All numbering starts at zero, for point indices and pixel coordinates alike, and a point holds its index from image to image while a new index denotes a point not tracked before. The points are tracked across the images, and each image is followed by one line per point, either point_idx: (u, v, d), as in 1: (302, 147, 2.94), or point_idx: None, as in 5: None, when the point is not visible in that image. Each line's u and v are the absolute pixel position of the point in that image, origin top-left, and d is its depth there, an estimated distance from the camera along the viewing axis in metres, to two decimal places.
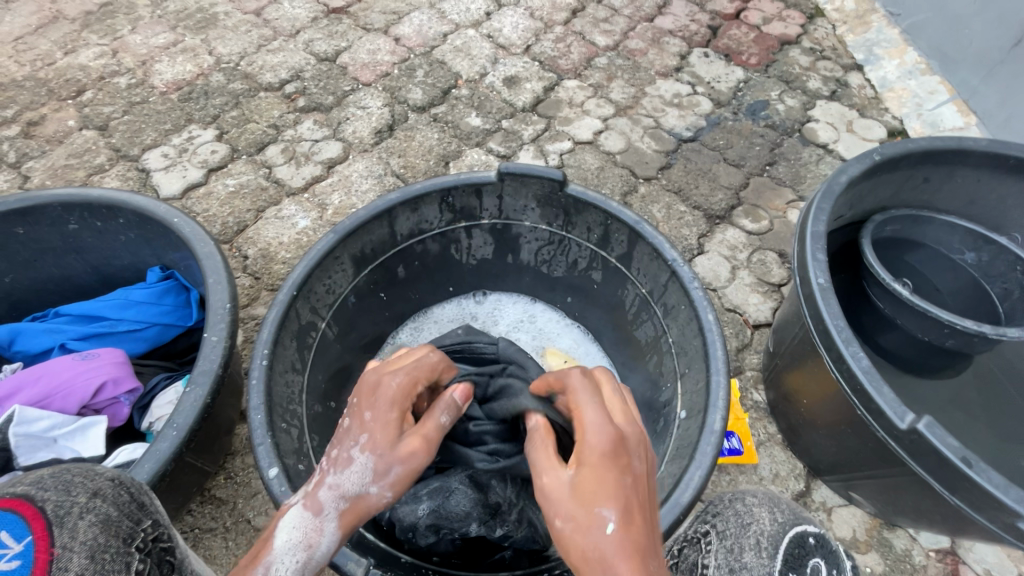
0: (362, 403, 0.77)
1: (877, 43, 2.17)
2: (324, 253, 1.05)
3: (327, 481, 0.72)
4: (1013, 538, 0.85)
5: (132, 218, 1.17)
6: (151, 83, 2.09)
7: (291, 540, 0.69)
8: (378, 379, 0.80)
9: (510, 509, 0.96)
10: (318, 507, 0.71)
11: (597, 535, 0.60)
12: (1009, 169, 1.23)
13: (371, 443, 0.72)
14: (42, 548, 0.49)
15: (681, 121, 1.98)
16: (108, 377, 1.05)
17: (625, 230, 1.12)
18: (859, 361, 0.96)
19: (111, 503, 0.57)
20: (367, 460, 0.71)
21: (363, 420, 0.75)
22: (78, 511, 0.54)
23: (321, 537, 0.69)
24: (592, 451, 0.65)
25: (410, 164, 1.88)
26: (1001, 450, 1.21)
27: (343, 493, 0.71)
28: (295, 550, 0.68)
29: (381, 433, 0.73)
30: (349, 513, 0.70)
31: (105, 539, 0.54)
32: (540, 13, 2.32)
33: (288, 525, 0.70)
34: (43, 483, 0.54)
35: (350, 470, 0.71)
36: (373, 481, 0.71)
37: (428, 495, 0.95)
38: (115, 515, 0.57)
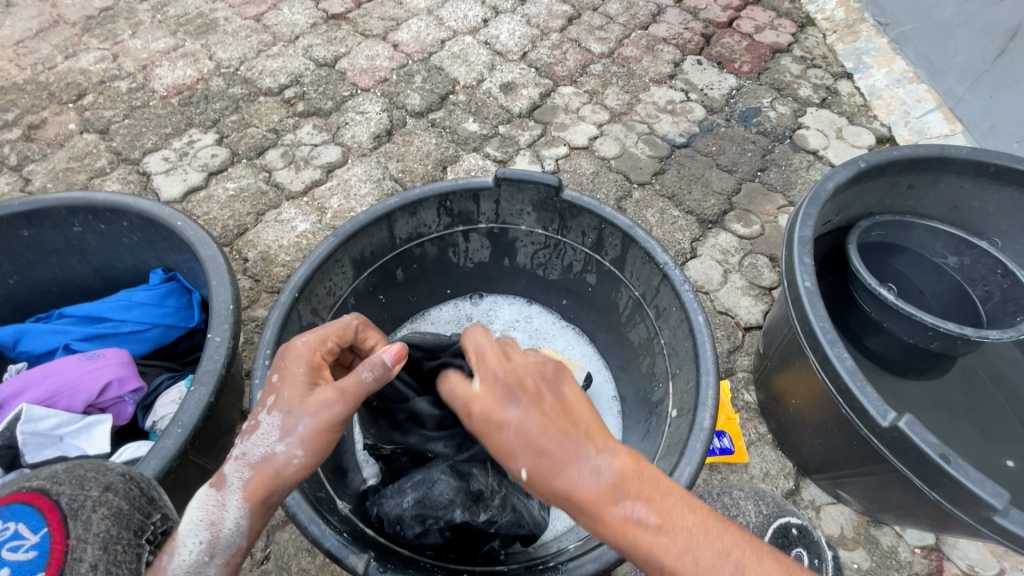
0: (272, 368, 0.81)
1: (867, 52, 2.21)
2: (325, 256, 1.08)
3: (233, 452, 0.73)
4: (990, 533, 0.89)
5: (135, 221, 1.19)
6: (152, 87, 2.11)
7: (192, 520, 0.68)
8: (288, 345, 0.85)
9: (493, 495, 0.97)
10: (223, 482, 0.71)
11: (528, 468, 0.70)
12: (989, 177, 1.27)
13: (278, 403, 0.75)
14: (59, 538, 0.53)
15: (675, 128, 2.02)
16: (113, 376, 1.07)
17: (618, 234, 1.15)
18: (843, 361, 1.00)
19: (122, 497, 0.61)
20: (275, 420, 0.74)
21: (271, 386, 0.79)
22: (90, 504, 0.58)
23: (224, 510, 0.68)
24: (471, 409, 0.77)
25: (408, 169, 1.91)
26: (983, 448, 1.25)
27: (250, 461, 0.72)
28: (198, 530, 0.67)
29: (288, 389, 0.76)
30: (256, 480, 0.70)
31: (116, 531, 0.58)
32: (536, 20, 2.36)
33: (193, 504, 0.70)
34: (58, 478, 0.58)
35: (257, 434, 0.73)
36: (280, 440, 0.72)
37: (412, 487, 0.98)
38: (125, 508, 0.61)
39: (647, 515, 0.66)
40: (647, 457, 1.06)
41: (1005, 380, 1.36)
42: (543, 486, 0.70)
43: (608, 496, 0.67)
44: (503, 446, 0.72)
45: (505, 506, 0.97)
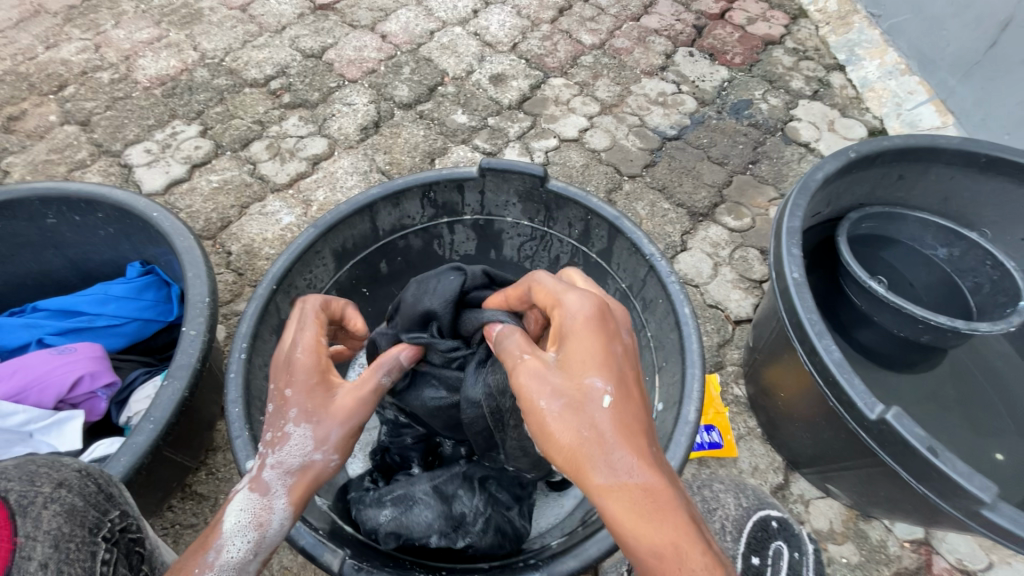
0: (279, 383, 0.80)
1: (859, 44, 2.20)
2: (304, 247, 1.05)
3: (268, 461, 0.74)
4: (979, 526, 0.87)
5: (111, 213, 1.16)
6: (134, 78, 2.07)
7: (239, 522, 0.69)
8: (291, 356, 0.82)
9: (475, 520, 0.94)
10: (264, 488, 0.72)
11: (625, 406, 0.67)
12: (980, 168, 1.26)
13: (304, 414, 0.76)
14: (6, 536, 0.49)
15: (666, 120, 2.00)
16: (86, 371, 1.04)
17: (605, 225, 1.13)
18: (831, 354, 0.98)
19: (76, 494, 0.58)
20: (306, 430, 0.75)
21: (286, 399, 0.78)
22: (41, 501, 0.53)
23: (272, 514, 0.70)
24: (576, 325, 0.73)
25: (396, 161, 1.88)
26: (972, 441, 1.24)
27: (289, 468, 0.73)
28: (245, 531, 0.68)
29: (309, 400, 0.77)
30: (298, 487, 0.72)
31: (69, 528, 0.54)
32: (527, 11, 2.33)
33: (235, 509, 0.70)
34: (8, 473, 0.54)
35: (290, 443, 0.74)
36: (315, 449, 0.74)
37: (392, 502, 0.94)
38: (80, 505, 0.57)
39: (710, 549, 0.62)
40: None
41: (995, 373, 1.35)
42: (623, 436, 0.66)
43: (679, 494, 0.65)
44: (604, 358, 0.71)
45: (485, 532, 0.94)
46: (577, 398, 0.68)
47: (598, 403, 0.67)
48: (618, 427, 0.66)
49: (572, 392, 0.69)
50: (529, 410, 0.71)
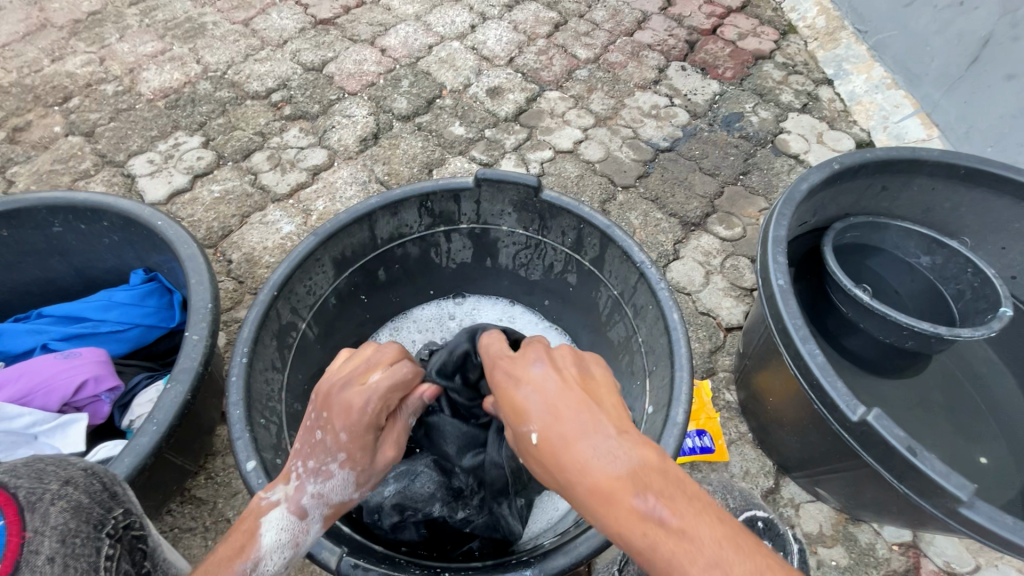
0: (336, 423, 0.80)
1: (846, 59, 2.26)
2: (305, 255, 1.08)
3: (309, 490, 0.79)
4: (959, 525, 0.90)
5: (116, 222, 1.19)
6: (138, 90, 2.11)
7: (279, 539, 0.76)
8: (352, 401, 0.81)
9: (472, 494, 1.04)
10: (304, 512, 0.79)
11: (542, 426, 0.68)
12: (960, 179, 1.30)
13: (352, 463, 0.81)
14: (14, 531, 0.51)
15: (659, 132, 2.05)
16: (90, 375, 1.07)
17: (597, 234, 1.16)
18: (815, 357, 1.01)
19: (82, 491, 0.59)
20: (350, 475, 0.82)
21: (340, 441, 0.80)
22: (48, 498, 0.55)
23: (306, 536, 0.79)
24: (498, 382, 0.78)
25: (394, 171, 1.92)
26: (957, 445, 1.27)
27: (327, 501, 0.81)
28: (284, 548, 0.76)
29: (360, 452, 0.81)
30: (332, 516, 0.82)
31: (75, 525, 0.56)
32: (523, 26, 2.39)
33: (277, 526, 0.76)
34: (17, 472, 0.56)
35: (334, 482, 0.81)
36: (358, 489, 0.84)
37: (395, 477, 1.01)
38: (86, 502, 0.59)
39: (664, 513, 0.59)
40: None
41: (979, 378, 1.38)
42: (551, 453, 0.66)
43: (619, 476, 0.62)
44: (519, 404, 0.72)
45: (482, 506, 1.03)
46: (523, 446, 0.70)
47: (531, 443, 0.68)
48: (554, 449, 0.66)
49: (519, 443, 0.71)
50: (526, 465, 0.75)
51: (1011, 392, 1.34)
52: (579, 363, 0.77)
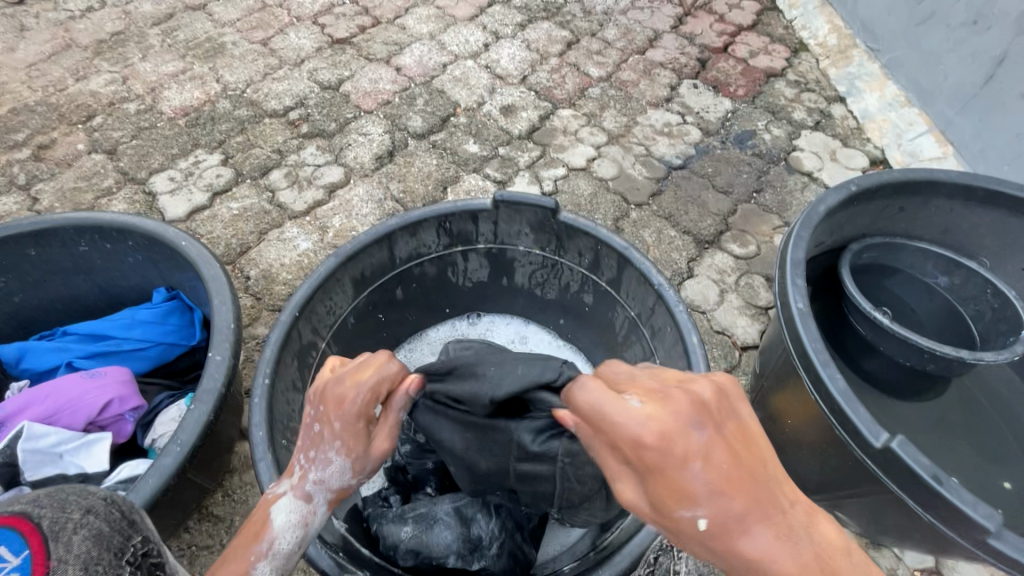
0: (330, 413, 0.82)
1: (859, 76, 2.26)
2: (325, 276, 1.10)
3: (311, 478, 0.82)
4: (985, 555, 0.89)
5: (141, 242, 1.22)
6: (159, 109, 2.16)
7: (289, 520, 0.79)
8: (343, 392, 0.83)
9: (491, 543, 0.98)
10: (309, 497, 0.81)
11: (714, 509, 0.61)
12: (978, 200, 1.30)
13: (347, 449, 0.82)
14: (38, 561, 0.51)
15: (671, 150, 2.06)
16: (115, 394, 1.08)
17: (614, 255, 1.17)
18: (836, 382, 1.00)
19: (102, 519, 0.60)
20: (348, 460, 0.84)
21: (333, 429, 0.82)
22: (71, 527, 0.56)
23: (315, 517, 0.82)
24: (644, 454, 0.63)
25: (409, 189, 1.94)
26: (981, 470, 1.25)
27: (330, 486, 0.83)
28: (294, 528, 0.79)
29: (354, 438, 0.83)
30: (336, 500, 0.84)
31: (97, 552, 0.56)
32: (536, 45, 2.42)
33: (285, 512, 0.80)
34: (40, 502, 0.56)
35: (333, 468, 0.83)
36: (355, 475, 0.85)
37: (414, 519, 1.01)
38: (107, 530, 0.59)
39: None
40: None
41: (1001, 400, 1.36)
42: (722, 537, 0.62)
43: (799, 559, 0.61)
44: (684, 488, 0.62)
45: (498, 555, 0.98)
46: (675, 523, 0.64)
47: (697, 529, 0.62)
48: (726, 533, 0.62)
49: (669, 519, 0.64)
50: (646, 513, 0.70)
51: None
52: (728, 419, 0.67)
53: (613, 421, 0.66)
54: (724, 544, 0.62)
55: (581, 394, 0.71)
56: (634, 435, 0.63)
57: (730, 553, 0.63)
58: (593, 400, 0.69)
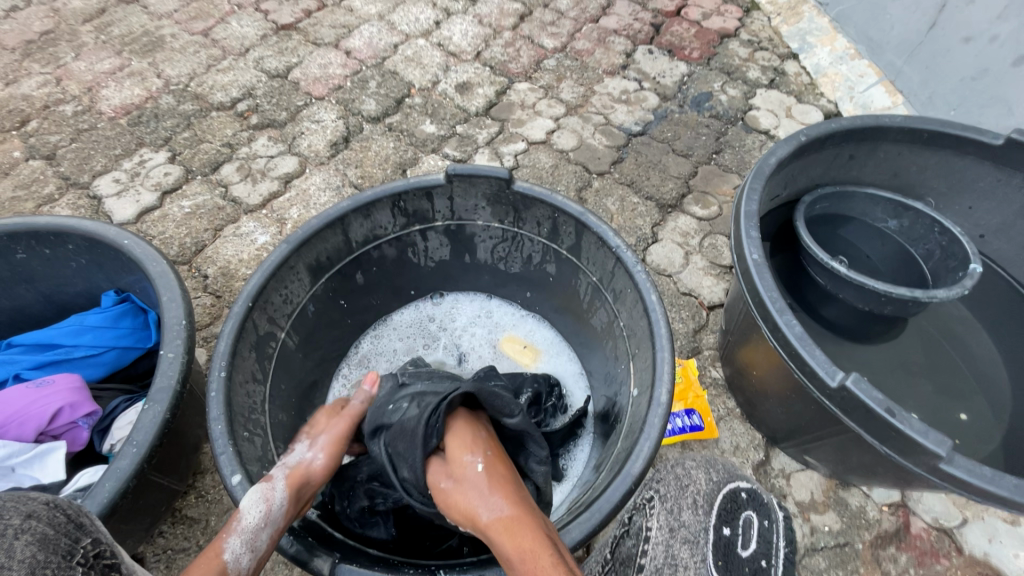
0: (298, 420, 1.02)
1: (810, 32, 2.28)
2: (277, 264, 1.06)
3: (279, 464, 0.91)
4: (939, 480, 0.92)
5: (82, 244, 1.17)
6: (98, 109, 2.06)
7: (253, 497, 0.82)
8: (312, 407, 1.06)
9: None
10: (272, 479, 0.87)
11: (489, 463, 0.85)
12: (924, 143, 1.33)
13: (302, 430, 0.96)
14: None
15: (630, 117, 2.05)
16: (65, 403, 1.05)
17: (572, 222, 1.16)
18: (792, 328, 1.02)
19: (46, 523, 0.56)
20: None
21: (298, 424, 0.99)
22: (12, 532, 0.53)
23: (274, 493, 0.84)
24: (457, 424, 0.92)
25: (368, 174, 1.90)
26: (938, 404, 1.29)
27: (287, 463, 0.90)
28: (258, 503, 0.81)
29: None
30: (293, 476, 0.88)
31: (43, 556, 0.53)
32: (488, 19, 2.37)
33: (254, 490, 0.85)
34: None
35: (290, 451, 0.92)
36: (311, 450, 0.96)
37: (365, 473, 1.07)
38: (53, 534, 0.56)
39: (523, 552, 0.73)
40: (613, 442, 1.06)
41: (957, 338, 1.40)
42: (485, 482, 0.83)
43: (516, 513, 0.78)
44: (472, 442, 0.88)
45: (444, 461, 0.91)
46: (461, 472, 0.85)
47: (472, 471, 0.84)
48: (493, 483, 0.83)
49: (457, 470, 0.85)
50: (438, 494, 0.86)
51: (988, 350, 1.37)
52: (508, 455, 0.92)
53: (453, 422, 0.92)
54: (484, 488, 0.82)
55: (455, 419, 0.92)
56: (457, 416, 0.93)
57: (483, 501, 0.81)
58: (455, 415, 0.93)
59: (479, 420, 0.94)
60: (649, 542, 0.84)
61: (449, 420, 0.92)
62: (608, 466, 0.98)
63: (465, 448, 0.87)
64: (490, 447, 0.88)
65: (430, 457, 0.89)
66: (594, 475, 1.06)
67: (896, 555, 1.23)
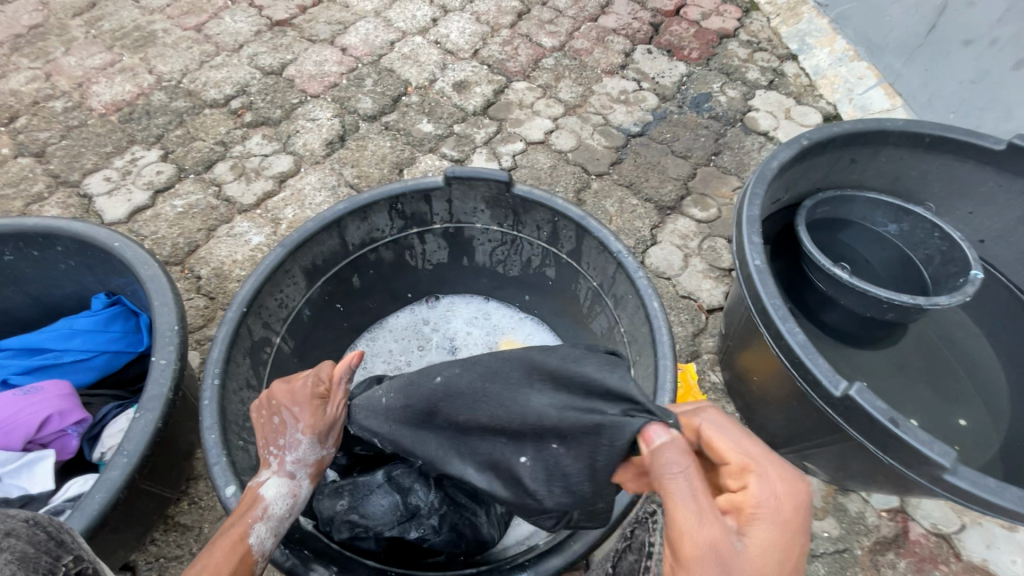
0: (279, 406, 0.91)
1: (809, 33, 2.27)
2: (273, 268, 1.04)
3: (289, 457, 0.88)
4: (940, 490, 0.92)
5: (71, 245, 1.14)
6: (89, 105, 2.02)
7: (279, 491, 0.83)
8: (288, 385, 0.94)
9: (430, 513, 0.98)
10: (290, 473, 0.86)
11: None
12: (925, 147, 1.32)
13: (308, 426, 0.90)
14: None
15: (629, 117, 2.03)
16: (54, 410, 1.03)
17: (572, 226, 1.15)
18: (795, 336, 1.01)
19: (26, 541, 0.62)
20: (311, 436, 0.90)
21: (292, 416, 0.90)
22: None
23: (301, 490, 0.86)
24: (780, 510, 0.60)
25: (364, 174, 1.88)
26: (938, 408, 1.29)
27: (305, 459, 0.89)
28: (284, 497, 0.83)
29: (310, 415, 0.90)
30: (316, 473, 0.90)
31: None
32: (486, 17, 2.35)
33: (272, 482, 0.84)
34: None
35: (302, 447, 0.89)
36: (322, 447, 0.91)
37: (348, 492, 0.98)
38: (32, 552, 0.62)
39: None
40: None
41: (956, 343, 1.40)
42: None
43: None
44: (784, 557, 0.58)
45: (543, 466, 0.80)
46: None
47: None
48: None
49: (748, 570, 0.56)
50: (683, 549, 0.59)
51: (985, 355, 1.37)
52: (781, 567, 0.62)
53: (769, 498, 0.61)
54: None
55: (781, 502, 0.61)
56: (776, 495, 0.62)
57: None
58: (771, 492, 0.62)
59: (803, 520, 0.62)
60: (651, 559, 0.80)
61: (779, 497, 0.61)
62: None
63: (774, 561, 0.57)
64: (789, 572, 0.59)
65: (718, 516, 0.59)
66: None
67: (895, 560, 1.23)
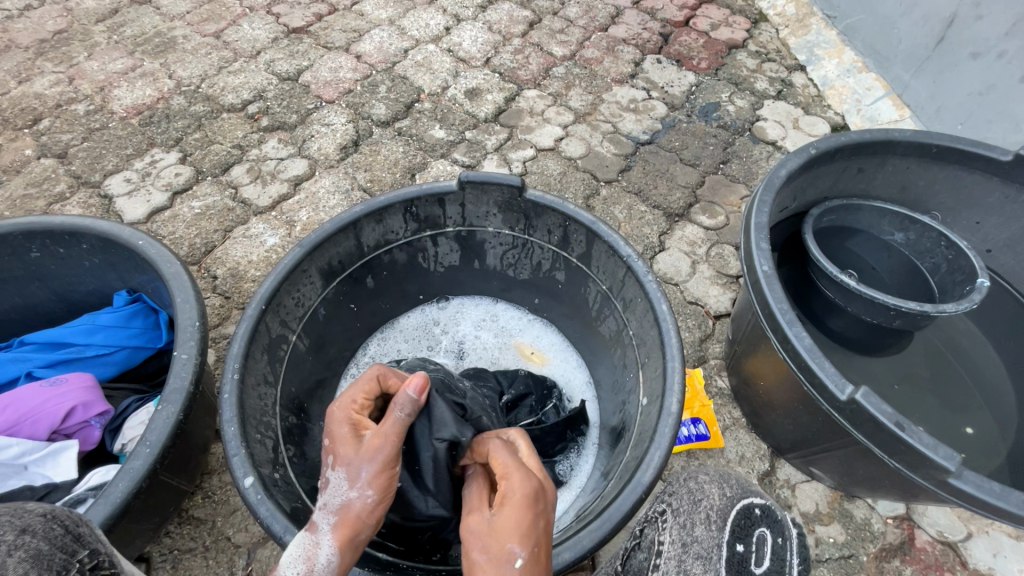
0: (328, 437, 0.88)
1: (817, 45, 2.30)
2: (291, 267, 1.07)
3: (318, 504, 0.82)
4: (947, 495, 0.92)
5: (96, 243, 1.17)
6: (110, 108, 2.08)
7: (293, 554, 0.77)
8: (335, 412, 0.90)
9: None
10: (314, 527, 0.80)
11: (498, 521, 0.74)
12: (932, 157, 1.34)
13: (338, 462, 0.83)
14: None
15: (638, 126, 2.06)
16: (78, 401, 1.06)
17: (583, 230, 1.17)
18: (802, 340, 1.03)
19: (41, 538, 0.50)
20: (338, 475, 0.82)
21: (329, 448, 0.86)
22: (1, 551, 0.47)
23: (320, 549, 0.77)
24: (508, 472, 0.79)
25: (377, 178, 1.91)
26: (944, 417, 1.30)
27: (331, 508, 0.81)
28: (297, 561, 0.76)
29: (343, 448, 0.84)
30: (342, 525, 0.79)
31: None
32: (498, 26, 2.39)
33: (292, 543, 0.79)
34: None
35: (330, 489, 0.82)
36: (353, 488, 0.81)
37: None
38: (46, 550, 0.50)
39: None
40: (619, 452, 1.07)
41: (964, 352, 1.41)
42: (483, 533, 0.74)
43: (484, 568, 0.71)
44: (504, 499, 0.76)
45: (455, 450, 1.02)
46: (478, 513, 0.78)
47: (480, 521, 0.76)
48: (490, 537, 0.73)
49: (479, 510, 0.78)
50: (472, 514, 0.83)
51: (993, 365, 1.38)
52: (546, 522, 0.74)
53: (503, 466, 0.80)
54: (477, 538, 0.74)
55: (509, 469, 0.80)
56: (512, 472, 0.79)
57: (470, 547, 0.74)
58: (509, 462, 0.80)
59: (534, 479, 0.77)
60: (662, 558, 0.79)
61: (507, 461, 0.81)
62: (617, 474, 0.98)
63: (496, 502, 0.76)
64: (518, 511, 0.74)
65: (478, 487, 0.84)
66: (602, 483, 1.07)
67: (901, 567, 1.23)
